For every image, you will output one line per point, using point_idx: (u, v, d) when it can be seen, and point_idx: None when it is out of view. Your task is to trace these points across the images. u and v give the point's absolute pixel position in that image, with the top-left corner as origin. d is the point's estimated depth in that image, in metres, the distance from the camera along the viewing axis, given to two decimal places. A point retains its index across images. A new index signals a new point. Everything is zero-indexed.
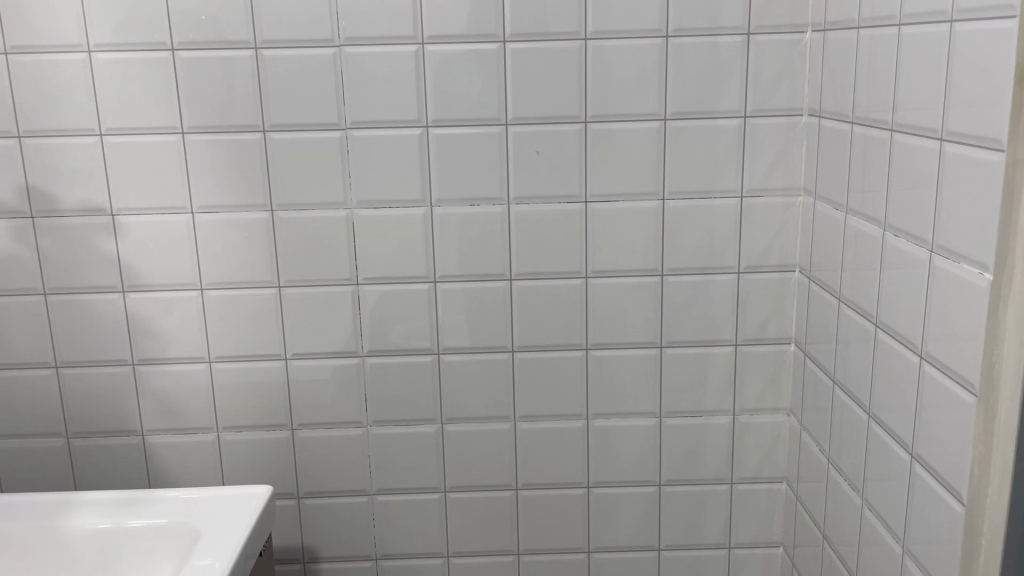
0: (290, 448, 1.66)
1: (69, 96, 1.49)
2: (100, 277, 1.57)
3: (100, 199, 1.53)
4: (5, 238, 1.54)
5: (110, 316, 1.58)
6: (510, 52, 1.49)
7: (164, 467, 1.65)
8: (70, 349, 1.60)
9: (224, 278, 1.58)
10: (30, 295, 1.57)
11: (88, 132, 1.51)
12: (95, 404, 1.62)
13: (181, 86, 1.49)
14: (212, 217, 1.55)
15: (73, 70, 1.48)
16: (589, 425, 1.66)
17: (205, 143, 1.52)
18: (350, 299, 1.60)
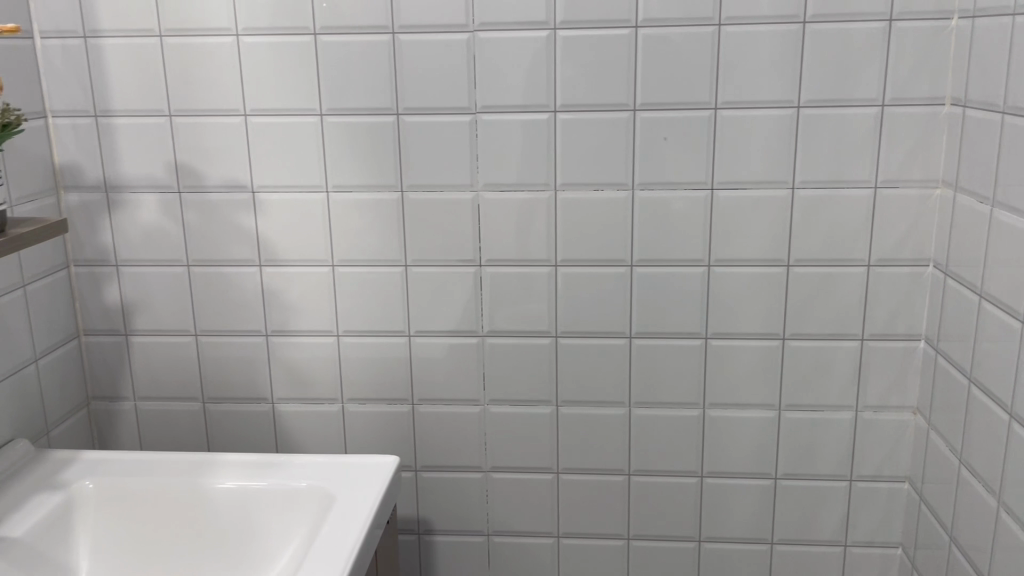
0: (410, 422, 1.71)
1: (217, 77, 1.56)
2: (239, 250, 1.64)
3: (242, 176, 1.61)
4: (154, 211, 1.63)
5: (247, 288, 1.66)
6: (642, 37, 1.49)
7: (292, 434, 1.73)
8: (208, 318, 1.68)
9: (355, 255, 1.64)
10: (175, 266, 1.66)
11: (234, 112, 1.58)
12: (230, 371, 1.71)
13: (321, 69, 1.55)
14: (344, 196, 1.61)
15: (222, 53, 1.55)
16: (705, 414, 1.65)
17: (342, 124, 1.57)
18: (473, 279, 1.63)
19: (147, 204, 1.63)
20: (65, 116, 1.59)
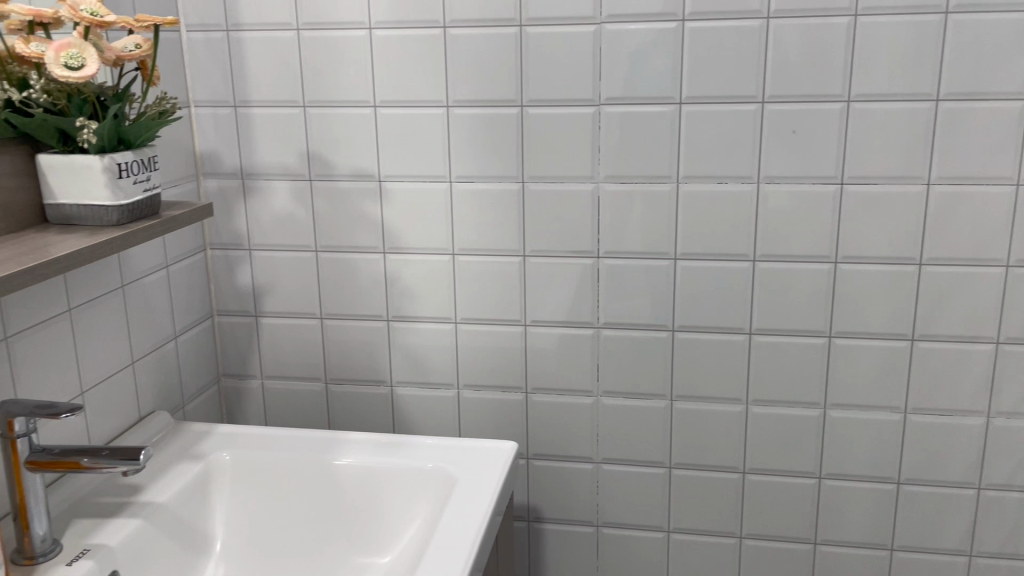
0: (523, 411, 1.74)
1: (349, 69, 1.62)
2: (364, 237, 1.70)
3: (370, 165, 1.66)
4: (285, 197, 1.70)
5: (370, 274, 1.71)
6: (773, 28, 1.47)
7: (408, 417, 1.78)
8: (333, 302, 1.74)
9: (475, 244, 1.67)
10: (303, 251, 1.72)
11: (364, 103, 1.63)
12: (351, 354, 1.76)
13: (449, 61, 1.58)
14: (467, 186, 1.64)
15: (355, 46, 1.60)
16: (826, 415, 1.62)
17: (467, 116, 1.61)
18: (591, 271, 1.64)
19: (279, 191, 1.69)
20: (206, 106, 1.67)
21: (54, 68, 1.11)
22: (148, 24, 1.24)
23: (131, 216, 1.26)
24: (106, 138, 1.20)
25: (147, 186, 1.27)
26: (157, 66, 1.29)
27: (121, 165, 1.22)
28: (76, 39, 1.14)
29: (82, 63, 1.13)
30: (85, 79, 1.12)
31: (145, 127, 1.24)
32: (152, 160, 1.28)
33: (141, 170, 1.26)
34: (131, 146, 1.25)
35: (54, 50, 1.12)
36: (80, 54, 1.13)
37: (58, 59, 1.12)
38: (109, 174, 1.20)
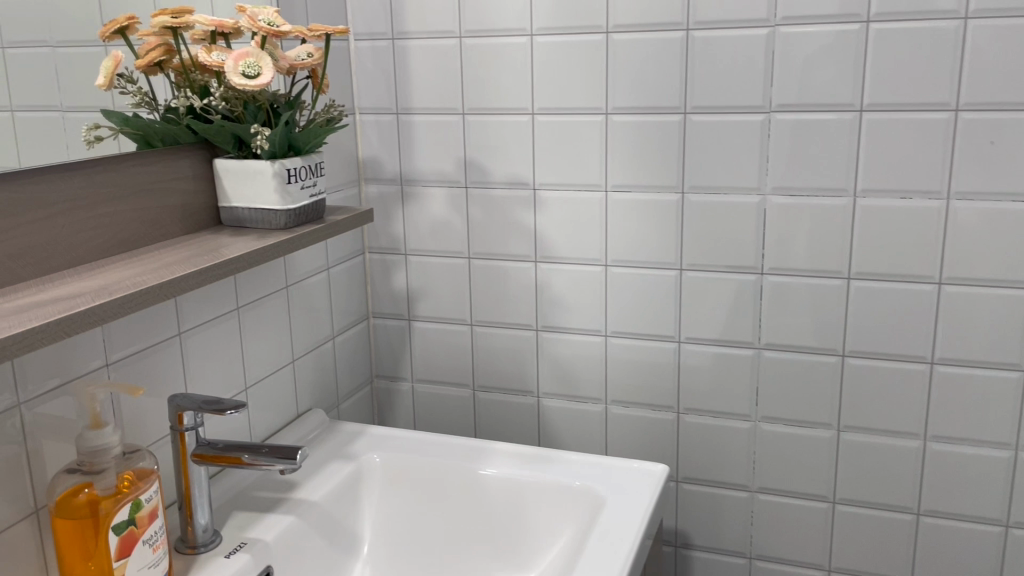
0: (675, 431, 1.66)
1: (509, 76, 1.60)
2: (517, 246, 1.68)
3: (526, 173, 1.64)
4: (441, 204, 1.70)
5: (523, 283, 1.69)
6: (973, 29, 1.33)
7: (555, 430, 1.74)
8: (484, 310, 1.73)
9: (630, 256, 1.61)
10: (457, 257, 1.72)
11: (522, 110, 1.61)
12: (500, 363, 1.75)
13: (611, 67, 1.54)
14: (624, 196, 1.59)
15: (516, 53, 1.59)
16: (1018, 457, 1.45)
17: (627, 124, 1.56)
18: (753, 288, 1.55)
19: (436, 198, 1.71)
20: (370, 113, 1.71)
21: (233, 76, 1.15)
22: (321, 33, 1.27)
23: (298, 221, 1.29)
24: (278, 144, 1.23)
25: (314, 192, 1.31)
26: (326, 74, 1.32)
27: (290, 171, 1.25)
28: (254, 49, 1.18)
29: (259, 72, 1.17)
30: (261, 87, 1.16)
31: (314, 134, 1.26)
32: (320, 166, 1.31)
33: (309, 176, 1.29)
34: (301, 152, 1.28)
35: (234, 59, 1.16)
36: (257, 63, 1.17)
37: (237, 67, 1.16)
38: (280, 179, 1.24)
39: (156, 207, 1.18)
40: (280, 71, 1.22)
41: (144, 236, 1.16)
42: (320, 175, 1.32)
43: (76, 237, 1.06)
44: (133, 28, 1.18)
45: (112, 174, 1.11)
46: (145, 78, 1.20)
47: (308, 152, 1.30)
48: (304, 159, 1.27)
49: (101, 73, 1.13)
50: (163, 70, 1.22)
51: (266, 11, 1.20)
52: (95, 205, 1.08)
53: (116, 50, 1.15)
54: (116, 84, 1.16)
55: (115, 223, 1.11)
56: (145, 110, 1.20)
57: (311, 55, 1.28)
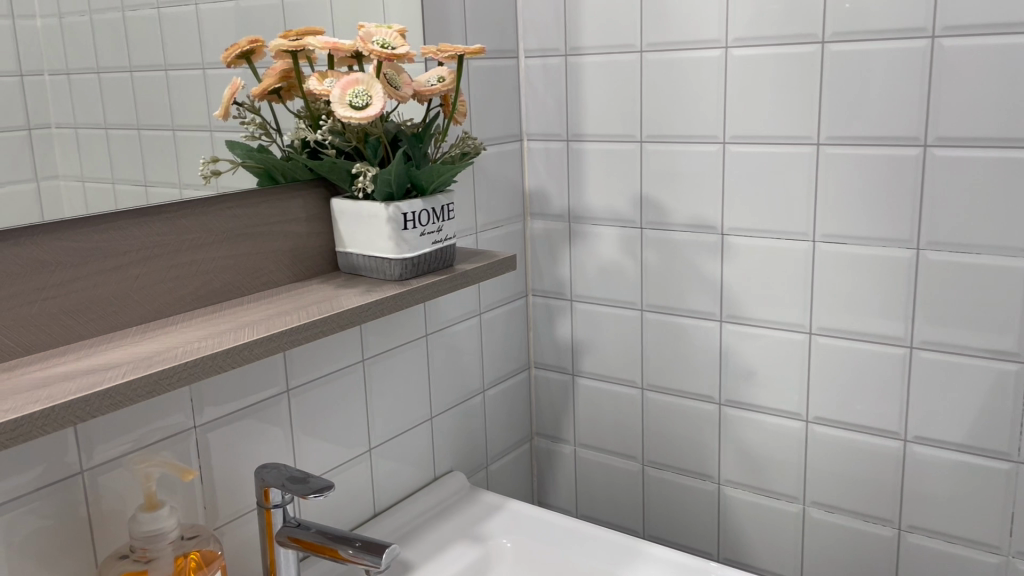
0: (893, 550, 1.30)
1: (697, 97, 1.33)
2: (700, 301, 1.39)
3: (712, 215, 1.35)
4: (612, 246, 1.46)
5: (704, 346, 1.41)
6: None
7: (738, 526, 1.44)
8: (657, 373, 1.46)
9: (841, 324, 1.27)
10: (628, 309, 1.47)
11: (712, 139, 1.33)
12: (675, 438, 1.47)
13: (826, 85, 1.21)
14: (838, 248, 1.25)
15: (707, 69, 1.31)
16: None
17: (844, 157, 1.22)
18: (1014, 381, 1.15)
19: (607, 238, 1.47)
20: (539, 139, 1.51)
21: (338, 108, 1.01)
22: (455, 53, 1.09)
23: (418, 272, 1.12)
24: (395, 183, 1.07)
25: (438, 238, 1.13)
26: (461, 99, 1.14)
27: (408, 216, 1.08)
28: (366, 75, 1.03)
29: (368, 102, 1.01)
30: (367, 120, 1.00)
31: (438, 173, 1.09)
32: (448, 209, 1.14)
33: (433, 221, 1.12)
34: (425, 192, 1.11)
35: (340, 88, 1.01)
36: (367, 92, 1.02)
37: (344, 97, 1.01)
38: (395, 225, 1.08)
39: (258, 253, 1.06)
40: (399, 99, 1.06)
41: (238, 287, 1.04)
42: (449, 218, 1.15)
43: (151, 289, 0.95)
44: (257, 52, 1.05)
45: (203, 218, 1.00)
46: (268, 107, 1.08)
47: (435, 192, 1.13)
48: (426, 201, 1.10)
49: (219, 103, 1.02)
50: (284, 99, 1.09)
51: (386, 31, 1.04)
52: (179, 253, 0.97)
53: (237, 77, 1.04)
54: (233, 112, 1.04)
55: (202, 273, 1.00)
56: (262, 142, 1.07)
57: (442, 80, 1.10)
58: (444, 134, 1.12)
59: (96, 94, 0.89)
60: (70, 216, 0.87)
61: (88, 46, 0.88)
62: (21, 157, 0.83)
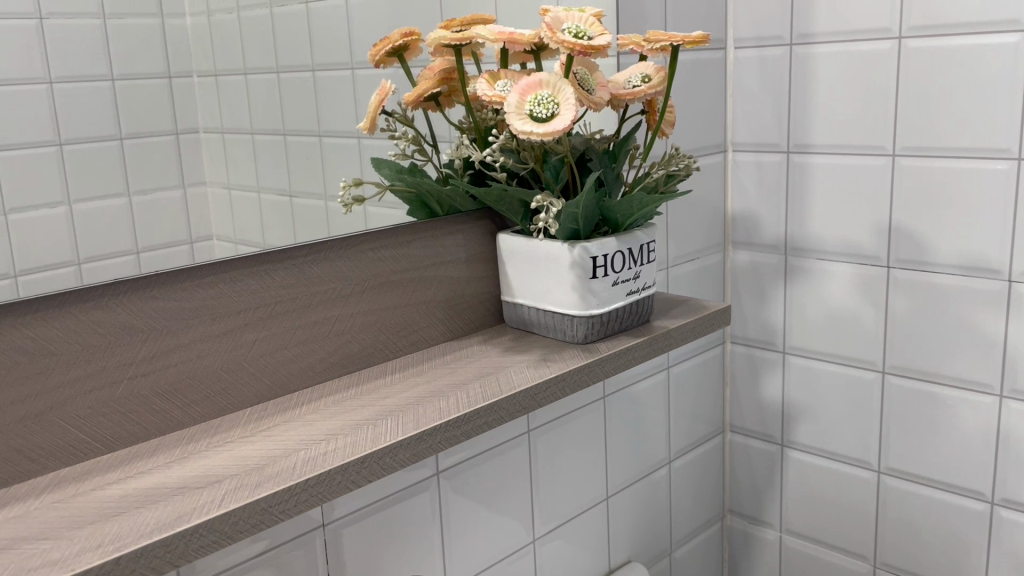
0: None
1: (983, 97, 0.99)
2: (971, 368, 1.06)
3: (997, 257, 1.01)
4: (846, 289, 1.15)
5: (974, 427, 1.07)
6: None
7: None
8: (902, 455, 1.14)
9: None
10: (864, 370, 1.15)
11: (1001, 154, 0.99)
12: (923, 541, 1.14)
13: None
14: None
15: (1000, 60, 0.97)
16: None
17: None
18: None
19: (839, 278, 1.15)
20: (748, 150, 1.20)
21: (515, 120, 0.75)
22: (667, 43, 0.82)
23: (608, 331, 0.86)
24: (583, 218, 0.81)
25: (633, 287, 0.86)
26: (670, 104, 0.87)
27: (599, 261, 0.82)
28: (553, 75, 0.76)
29: (554, 111, 0.75)
30: (553, 137, 0.74)
31: (640, 204, 0.82)
32: (647, 248, 0.86)
33: (628, 264, 0.85)
34: (618, 227, 0.85)
35: (518, 92, 0.76)
36: (553, 98, 0.75)
37: (522, 105, 0.76)
38: (580, 271, 0.81)
39: (408, 306, 0.82)
40: (591, 106, 0.80)
41: (382, 348, 0.80)
42: (648, 260, 0.88)
43: (270, 358, 0.72)
44: (414, 48, 0.81)
45: (342, 265, 0.76)
46: (421, 115, 0.83)
47: (631, 226, 0.86)
48: (622, 240, 0.83)
49: (365, 112, 0.78)
50: (443, 105, 0.84)
51: (578, 15, 0.78)
52: (308, 309, 0.74)
53: (386, 79, 0.79)
54: (381, 122, 0.80)
55: (338, 334, 0.77)
56: (416, 159, 0.82)
57: (648, 80, 0.83)
58: (646, 150, 0.86)
59: (215, 95, 0.66)
60: (223, 235, 0.68)
61: (208, 34, 0.66)
62: (150, 167, 0.63)
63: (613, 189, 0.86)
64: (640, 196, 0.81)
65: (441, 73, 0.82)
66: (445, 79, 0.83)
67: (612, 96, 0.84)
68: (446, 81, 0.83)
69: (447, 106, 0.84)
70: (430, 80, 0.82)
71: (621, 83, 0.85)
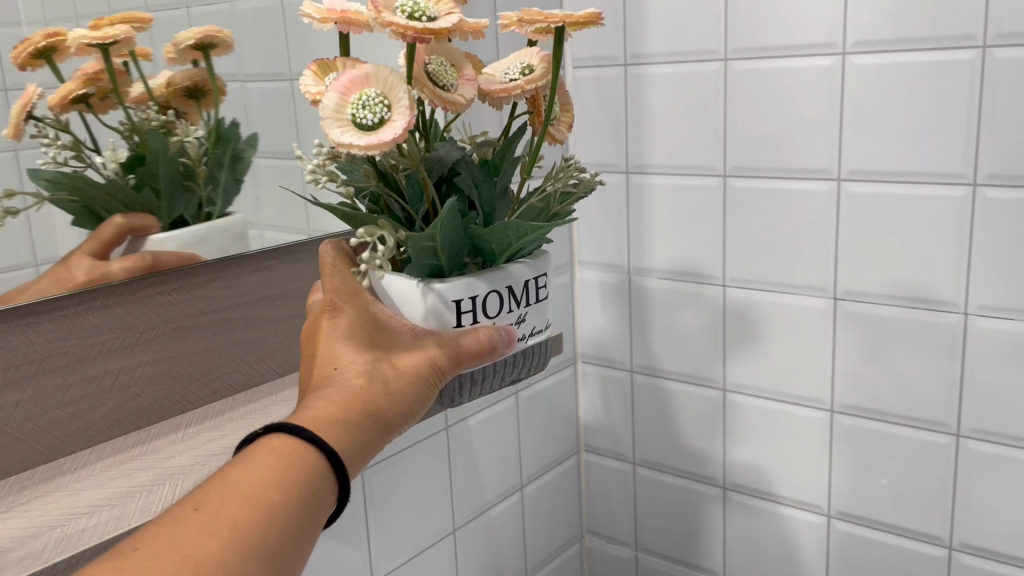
0: None
1: (803, 121, 1.00)
2: (802, 384, 1.08)
3: (823, 275, 1.03)
4: (687, 308, 1.15)
5: (810, 441, 1.09)
6: None
7: None
8: (745, 471, 1.15)
9: (1002, 427, 0.94)
10: (707, 387, 1.16)
11: (822, 174, 1.00)
12: (767, 553, 1.16)
13: (990, 102, 0.88)
14: (1002, 326, 0.92)
15: (815, 81, 0.98)
16: None
17: (1012, 204, 0.88)
18: None
19: (679, 297, 1.15)
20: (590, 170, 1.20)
21: (330, 125, 0.55)
22: (550, 24, 0.60)
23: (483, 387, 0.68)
24: (444, 252, 0.62)
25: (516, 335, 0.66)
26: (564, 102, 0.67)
27: (461, 305, 0.63)
28: (383, 67, 0.56)
29: (384, 116, 0.55)
30: (379, 151, 0.54)
31: (517, 233, 0.62)
32: (535, 285, 0.67)
33: (509, 306, 0.65)
34: (496, 260, 0.65)
35: (337, 90, 0.56)
36: (383, 98, 0.55)
37: (344, 108, 0.55)
38: (438, 320, 0.63)
39: (208, 352, 0.77)
40: (445, 104, 0.58)
41: (178, 399, 0.75)
42: (539, 299, 0.68)
43: (36, 419, 0.65)
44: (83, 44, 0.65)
45: (123, 313, 0.70)
46: (89, 117, 0.66)
47: (513, 257, 0.66)
48: (498, 278, 0.64)
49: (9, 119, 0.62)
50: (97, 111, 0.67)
51: None
52: (83, 363, 0.68)
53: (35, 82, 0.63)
54: (35, 130, 0.63)
55: (122, 387, 0.71)
56: (71, 169, 0.65)
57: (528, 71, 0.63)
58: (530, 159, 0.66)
59: None
60: (69, 250, 0.66)
61: None
62: None
63: (489, 208, 0.67)
64: (516, 223, 0.61)
65: (85, 73, 0.66)
66: (91, 80, 0.66)
67: (482, 93, 0.63)
68: (92, 82, 0.66)
69: (99, 112, 0.67)
70: (72, 80, 0.65)
71: (500, 74, 0.65)
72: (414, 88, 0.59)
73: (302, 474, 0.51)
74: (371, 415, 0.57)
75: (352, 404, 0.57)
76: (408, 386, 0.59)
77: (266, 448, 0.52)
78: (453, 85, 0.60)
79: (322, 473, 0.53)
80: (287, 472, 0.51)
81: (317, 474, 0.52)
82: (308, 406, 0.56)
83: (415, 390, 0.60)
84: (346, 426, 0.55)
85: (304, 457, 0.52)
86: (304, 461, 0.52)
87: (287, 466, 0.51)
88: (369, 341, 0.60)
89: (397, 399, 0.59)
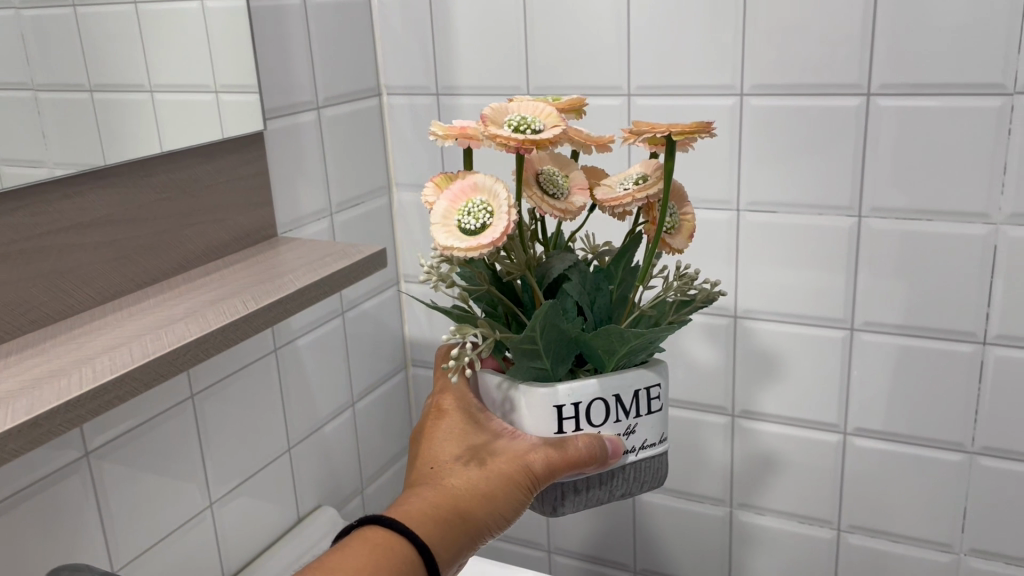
0: (831, 552, 1.17)
1: (596, 41, 1.09)
2: None
3: None
4: None
5: None
6: None
7: (656, 530, 1.28)
8: None
9: (771, 305, 1.10)
10: None
11: (614, 90, 1.10)
12: None
13: (752, 20, 1.00)
14: (767, 218, 1.06)
15: (605, 3, 1.07)
16: None
17: (772, 112, 1.02)
18: (969, 367, 1.01)
19: None
20: (401, 94, 1.23)
21: (440, 230, 0.66)
22: (654, 133, 0.68)
23: (588, 498, 0.77)
24: (546, 352, 0.72)
25: (624, 445, 0.75)
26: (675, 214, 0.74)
27: (563, 409, 0.73)
28: (490, 178, 0.67)
29: (486, 222, 0.65)
30: (479, 252, 0.63)
31: (621, 340, 0.71)
32: (645, 395, 0.75)
33: (615, 416, 0.74)
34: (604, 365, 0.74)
35: (448, 200, 0.67)
36: (487, 206, 0.66)
37: (451, 216, 0.67)
38: (543, 420, 0.73)
39: (22, 279, 0.75)
40: (559, 213, 0.69)
41: None
42: (650, 409, 0.76)
43: None
44: None
45: None
46: None
47: (623, 362, 0.75)
48: (604, 384, 0.73)
49: None
50: None
51: (532, 105, 0.69)
52: None
53: None
54: None
55: None
56: None
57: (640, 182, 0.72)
58: (644, 269, 0.74)
59: None
60: None
61: None
62: None
63: (597, 317, 0.75)
64: (619, 330, 0.69)
65: None
66: None
67: (599, 203, 0.73)
68: None
69: None
70: None
71: (615, 185, 0.74)
72: (528, 196, 0.70)
73: (390, 562, 0.65)
74: (460, 511, 0.71)
75: (445, 501, 0.71)
76: (497, 486, 0.72)
77: (366, 541, 0.67)
78: (564, 194, 0.71)
79: (417, 563, 0.67)
80: (380, 559, 0.65)
81: (408, 562, 0.66)
82: (417, 499, 0.71)
83: (502, 490, 0.72)
84: (439, 521, 0.69)
85: (394, 546, 0.67)
86: (404, 550, 0.67)
87: (383, 554, 0.66)
88: (467, 444, 0.75)
89: (485, 497, 0.72)
